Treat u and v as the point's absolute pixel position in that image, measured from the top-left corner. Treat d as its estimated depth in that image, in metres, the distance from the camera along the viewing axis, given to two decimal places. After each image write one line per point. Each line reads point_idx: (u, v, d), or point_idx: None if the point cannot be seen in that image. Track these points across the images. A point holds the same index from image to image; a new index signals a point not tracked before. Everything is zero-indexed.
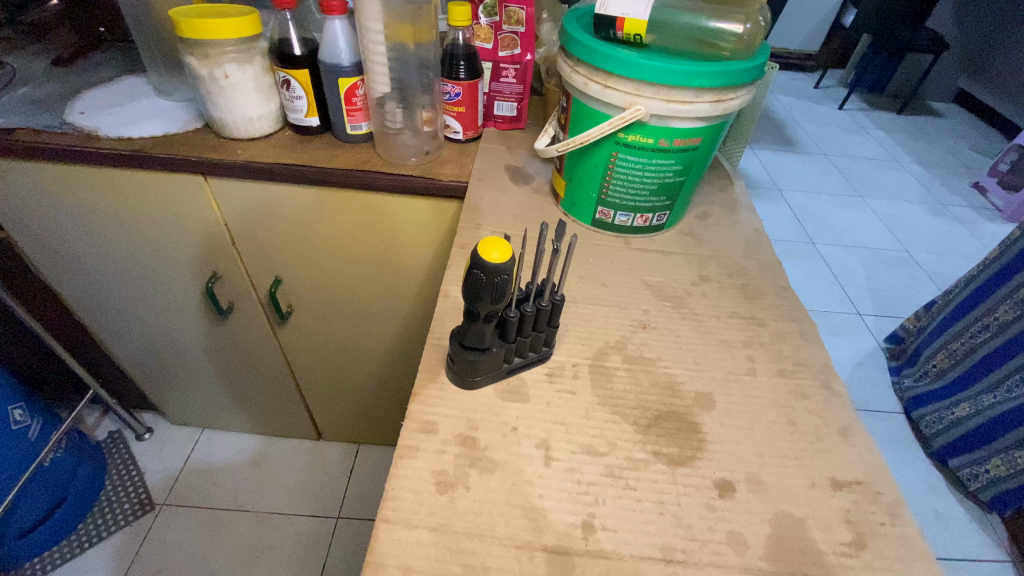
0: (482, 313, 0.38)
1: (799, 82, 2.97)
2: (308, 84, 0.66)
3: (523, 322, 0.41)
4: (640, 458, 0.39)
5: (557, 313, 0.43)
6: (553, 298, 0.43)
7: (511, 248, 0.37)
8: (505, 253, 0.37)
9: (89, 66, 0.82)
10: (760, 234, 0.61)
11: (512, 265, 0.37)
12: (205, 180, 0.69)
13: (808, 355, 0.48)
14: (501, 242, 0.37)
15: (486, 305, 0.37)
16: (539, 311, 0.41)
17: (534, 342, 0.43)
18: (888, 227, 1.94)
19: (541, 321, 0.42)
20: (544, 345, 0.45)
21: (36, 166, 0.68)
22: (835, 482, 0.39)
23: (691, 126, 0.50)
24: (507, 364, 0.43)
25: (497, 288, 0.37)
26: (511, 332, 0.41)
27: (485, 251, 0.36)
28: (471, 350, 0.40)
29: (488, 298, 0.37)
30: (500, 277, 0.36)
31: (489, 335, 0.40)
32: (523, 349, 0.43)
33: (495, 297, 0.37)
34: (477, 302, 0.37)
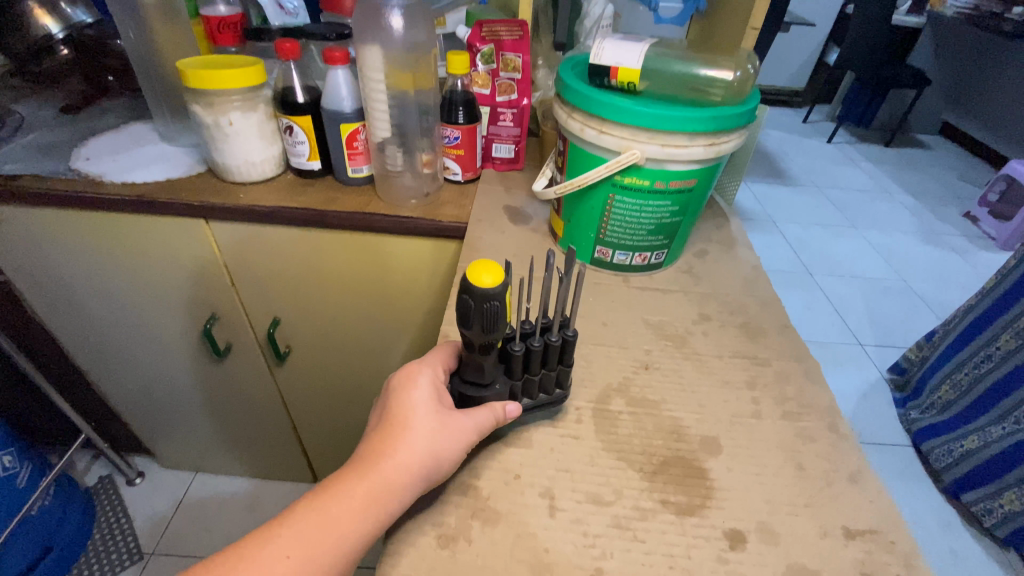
0: (477, 343, 0.37)
1: (788, 117, 3.08)
2: (310, 130, 0.68)
3: (527, 356, 0.40)
4: (646, 507, 0.38)
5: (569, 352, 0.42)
6: (564, 334, 0.42)
7: (502, 269, 0.36)
8: (497, 277, 0.35)
9: (97, 113, 0.84)
10: (758, 270, 0.62)
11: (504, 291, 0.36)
12: (207, 225, 0.70)
13: (813, 396, 0.47)
14: (495, 266, 0.36)
15: (477, 334, 0.36)
16: (546, 346, 0.41)
17: (545, 381, 0.42)
18: (884, 257, 1.96)
19: (551, 357, 0.41)
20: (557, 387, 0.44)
21: (40, 212, 0.69)
22: (847, 531, 0.37)
23: (686, 168, 0.50)
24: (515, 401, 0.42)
25: (490, 314, 0.36)
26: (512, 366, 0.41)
27: (476, 275, 0.35)
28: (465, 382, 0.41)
29: (479, 322, 0.36)
30: (489, 303, 0.35)
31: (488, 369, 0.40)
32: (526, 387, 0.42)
33: (485, 325, 0.36)
34: (469, 331, 0.36)
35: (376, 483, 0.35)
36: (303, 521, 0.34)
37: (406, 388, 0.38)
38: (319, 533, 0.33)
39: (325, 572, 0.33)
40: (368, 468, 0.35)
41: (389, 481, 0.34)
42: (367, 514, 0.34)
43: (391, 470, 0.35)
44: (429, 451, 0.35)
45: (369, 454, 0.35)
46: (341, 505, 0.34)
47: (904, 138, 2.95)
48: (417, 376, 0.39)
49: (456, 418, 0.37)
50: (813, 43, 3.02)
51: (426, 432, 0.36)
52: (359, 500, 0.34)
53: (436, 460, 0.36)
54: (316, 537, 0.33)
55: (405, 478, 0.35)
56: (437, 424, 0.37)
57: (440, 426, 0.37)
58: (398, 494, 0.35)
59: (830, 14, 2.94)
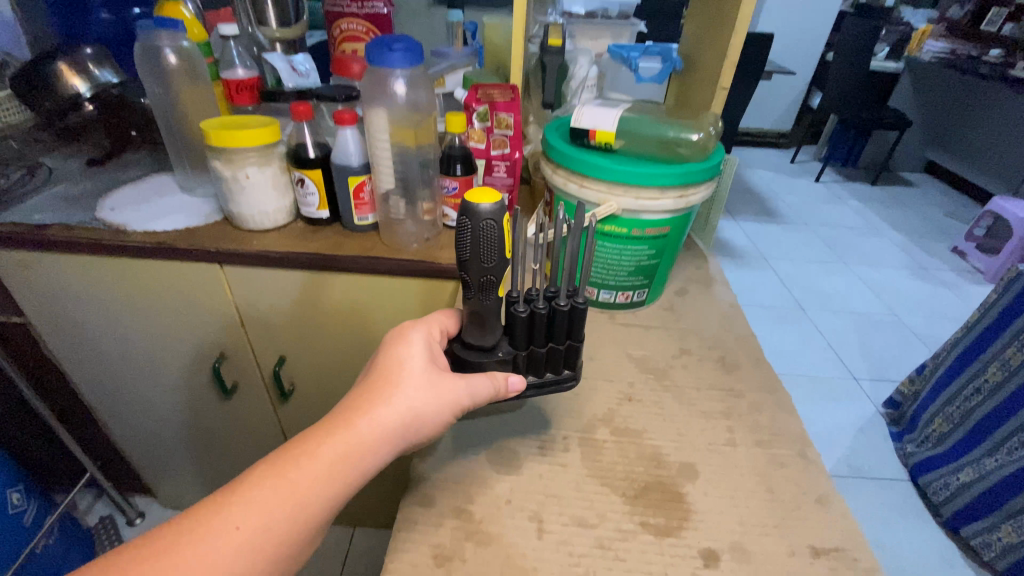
0: (473, 279, 0.42)
1: (776, 158, 3.20)
2: (320, 182, 0.74)
3: (533, 321, 0.45)
4: (628, 528, 0.41)
5: (578, 326, 0.46)
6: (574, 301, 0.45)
7: (501, 197, 0.40)
8: (493, 199, 0.39)
9: (120, 167, 0.91)
10: (735, 307, 0.66)
11: (499, 216, 0.40)
12: (221, 269, 0.75)
13: (784, 424, 0.51)
14: (493, 191, 0.40)
15: (475, 263, 0.41)
16: (553, 309, 0.44)
17: (553, 355, 0.47)
18: (874, 291, 2.01)
19: (559, 322, 0.45)
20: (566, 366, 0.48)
21: (65, 259, 0.74)
22: (814, 549, 0.40)
23: (659, 217, 0.56)
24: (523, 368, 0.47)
25: (483, 234, 0.40)
26: (521, 338, 0.45)
27: (475, 198, 0.39)
28: (472, 343, 0.45)
29: (476, 247, 0.40)
30: (484, 222, 0.39)
31: (489, 330, 0.45)
32: (533, 359, 0.47)
33: (483, 251, 0.40)
34: (469, 265, 0.41)
35: (350, 442, 0.37)
36: (276, 468, 0.36)
37: (395, 347, 0.42)
38: (288, 481, 0.36)
39: (292, 519, 0.35)
40: (348, 421, 0.38)
41: (368, 433, 0.38)
42: (340, 465, 0.37)
43: (368, 428, 0.38)
44: (410, 408, 0.39)
45: (351, 408, 0.39)
46: (312, 461, 0.36)
47: (889, 177, 3.06)
48: (408, 337, 0.43)
49: (437, 379, 0.41)
50: (796, 89, 3.16)
51: (407, 396, 0.39)
52: (333, 451, 0.37)
53: (411, 426, 0.39)
54: (285, 491, 0.35)
55: (382, 431, 0.38)
56: (424, 385, 0.40)
57: (425, 388, 0.40)
58: (370, 457, 0.38)
59: (810, 62, 3.10)
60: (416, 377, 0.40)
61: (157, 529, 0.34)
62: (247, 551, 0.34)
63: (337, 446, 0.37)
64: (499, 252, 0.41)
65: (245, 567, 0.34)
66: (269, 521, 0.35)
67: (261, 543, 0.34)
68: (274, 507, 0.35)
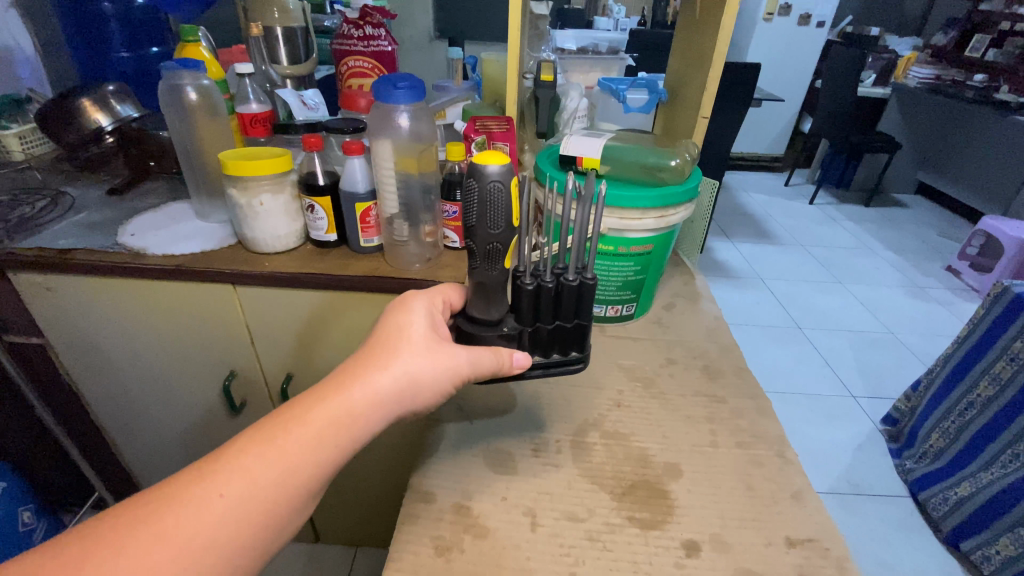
0: (481, 245, 0.46)
1: (771, 181, 3.27)
2: (329, 208, 0.79)
3: (540, 295, 0.48)
4: (615, 522, 0.44)
5: (586, 304, 0.49)
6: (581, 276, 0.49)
7: (511, 161, 0.45)
8: (501, 162, 0.44)
9: (139, 195, 0.95)
10: (719, 320, 0.70)
11: (505, 179, 0.44)
12: (234, 290, 0.79)
13: (764, 428, 0.54)
14: (500, 155, 0.44)
15: (484, 225, 0.45)
16: (558, 282, 0.48)
17: (560, 330, 0.50)
18: (870, 310, 2.04)
19: (567, 295, 0.48)
20: (572, 343, 0.52)
21: (87, 281, 0.78)
22: (789, 540, 0.43)
23: (643, 236, 0.60)
24: (528, 342, 0.51)
25: (491, 194, 0.44)
26: (528, 312, 0.49)
27: (484, 161, 0.44)
28: (481, 315, 0.49)
29: (484, 207, 0.45)
30: (491, 184, 0.44)
31: (493, 305, 0.49)
32: (540, 334, 0.50)
33: (491, 212, 0.45)
34: (478, 229, 0.45)
35: (344, 407, 0.40)
36: (270, 432, 0.39)
37: (394, 318, 0.45)
38: (280, 446, 0.38)
39: (286, 479, 0.38)
40: (343, 387, 0.41)
41: (361, 399, 0.40)
42: (335, 428, 0.39)
43: (361, 395, 0.41)
44: (402, 375, 0.42)
45: (348, 375, 0.41)
46: (305, 426, 0.39)
47: (882, 198, 3.13)
48: (405, 309, 0.46)
49: (430, 349, 0.43)
50: (787, 115, 3.26)
51: (397, 365, 0.42)
52: (328, 415, 0.39)
53: (399, 394, 0.42)
54: (276, 455, 0.38)
55: (377, 397, 0.41)
56: (421, 354, 0.43)
57: (418, 357, 0.43)
58: (358, 423, 0.40)
59: (800, 89, 3.20)
60: (404, 347, 0.43)
61: (148, 489, 0.36)
62: (236, 510, 0.36)
63: (326, 412, 0.39)
64: (506, 216, 0.45)
65: (236, 527, 0.36)
66: (259, 481, 0.37)
67: (251, 504, 0.36)
68: (263, 468, 0.37)
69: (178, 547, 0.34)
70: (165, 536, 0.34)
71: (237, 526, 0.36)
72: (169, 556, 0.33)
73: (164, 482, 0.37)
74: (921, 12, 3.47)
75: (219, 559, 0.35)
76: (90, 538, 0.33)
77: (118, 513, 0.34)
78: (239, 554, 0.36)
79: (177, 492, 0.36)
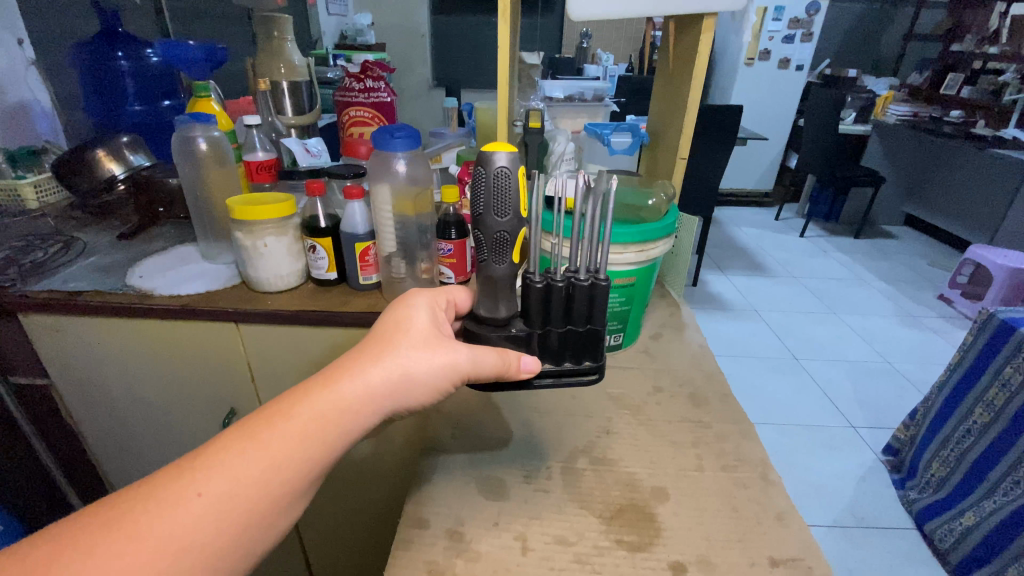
0: (486, 236, 0.50)
1: (761, 216, 3.36)
2: (330, 248, 0.83)
3: (550, 296, 0.49)
4: (604, 545, 0.46)
5: (598, 310, 0.49)
6: (592, 276, 0.49)
7: (516, 151, 0.47)
8: (508, 151, 0.47)
9: (148, 238, 0.99)
10: (704, 348, 0.73)
11: (512, 168, 0.47)
12: (236, 327, 0.82)
13: (748, 451, 0.56)
14: (508, 146, 0.48)
15: (491, 216, 0.49)
16: (568, 282, 0.49)
17: (572, 335, 0.50)
18: (866, 340, 2.06)
19: (577, 295, 0.49)
20: (586, 353, 0.51)
21: (94, 322, 0.81)
22: (772, 560, 0.45)
23: (625, 268, 0.64)
24: (538, 348, 0.51)
25: (498, 181, 0.47)
26: (538, 316, 0.50)
27: (491, 150, 0.47)
28: (489, 313, 0.51)
29: (491, 194, 0.48)
30: (498, 172, 0.47)
31: (500, 305, 0.51)
32: (551, 341, 0.50)
33: (496, 202, 0.48)
34: (485, 219, 0.49)
35: (331, 401, 0.40)
36: (256, 428, 0.39)
37: (393, 314, 0.46)
38: (263, 442, 0.38)
39: (267, 476, 0.38)
40: (333, 381, 0.41)
41: (351, 393, 0.41)
42: (322, 423, 0.40)
43: (350, 390, 0.41)
44: (394, 370, 0.42)
45: (340, 370, 0.42)
46: (290, 422, 0.39)
47: (871, 230, 3.21)
48: (406, 307, 0.47)
49: (426, 345, 0.44)
50: (773, 152, 3.38)
51: (388, 360, 0.42)
52: (313, 410, 0.40)
53: (391, 391, 0.42)
54: (259, 452, 0.38)
55: (367, 391, 0.41)
56: (415, 349, 0.43)
57: (413, 352, 0.43)
58: (347, 418, 0.40)
59: (784, 128, 3.33)
60: (397, 343, 0.43)
61: (131, 486, 0.37)
62: (218, 507, 0.36)
63: (312, 409, 0.40)
64: (513, 205, 0.48)
65: (214, 525, 0.36)
66: (242, 477, 0.37)
67: (230, 503, 0.36)
68: (247, 465, 0.37)
69: (152, 546, 0.34)
70: (140, 534, 0.34)
71: (218, 524, 0.36)
72: (145, 553, 0.33)
73: (147, 479, 0.37)
74: (895, 54, 3.65)
75: (199, 557, 0.35)
76: (70, 537, 0.34)
77: (97, 512, 0.35)
78: (219, 554, 0.36)
79: (157, 489, 0.36)
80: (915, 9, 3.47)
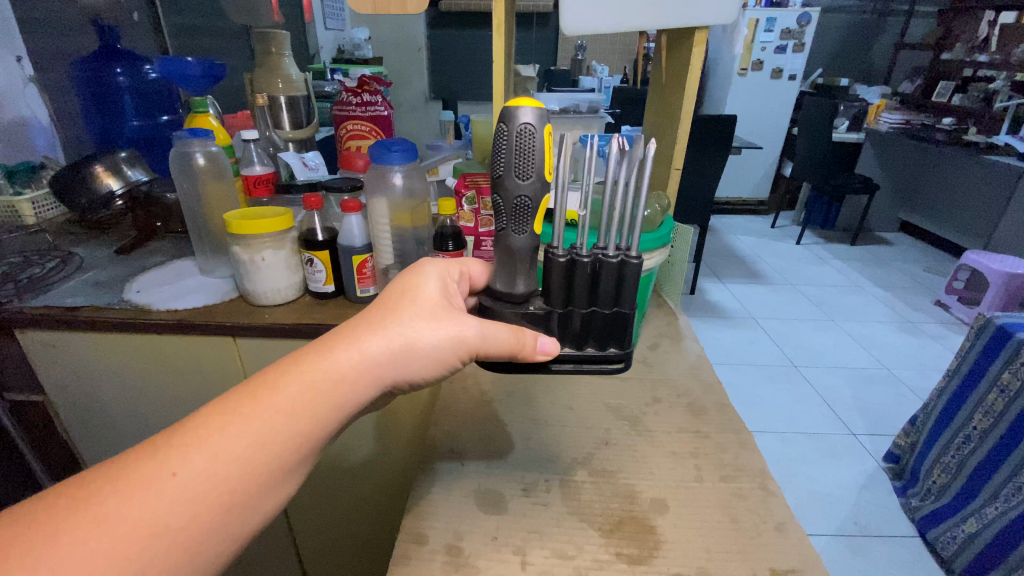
0: (507, 203, 0.47)
1: (757, 224, 3.38)
2: (327, 262, 0.83)
3: (575, 273, 0.48)
4: (603, 559, 0.45)
5: (626, 290, 0.48)
6: (619, 255, 0.47)
7: (543, 108, 0.45)
8: (534, 108, 0.44)
9: (146, 253, 0.99)
10: (701, 358, 0.73)
11: (538, 126, 0.44)
12: (234, 341, 0.82)
13: (747, 461, 0.56)
14: (534, 102, 0.45)
15: (513, 178, 0.46)
16: (594, 260, 0.47)
17: (594, 316, 0.49)
18: (865, 347, 2.06)
19: (602, 274, 0.47)
20: (612, 337, 0.49)
21: (91, 337, 0.81)
22: (773, 571, 0.44)
23: None
24: (558, 329, 0.50)
25: (522, 139, 0.44)
26: (559, 295, 0.49)
27: (516, 105, 0.44)
28: (506, 290, 0.50)
29: (515, 154, 0.45)
30: (521, 128, 0.44)
31: (518, 282, 0.49)
32: (572, 323, 0.49)
33: (520, 163, 0.45)
34: (506, 184, 0.46)
35: (328, 372, 0.39)
36: (248, 397, 0.37)
37: (397, 285, 0.45)
38: (256, 411, 0.37)
39: (260, 447, 0.36)
40: (331, 351, 0.40)
41: (350, 363, 0.40)
42: (319, 394, 0.38)
43: (348, 361, 0.40)
44: (394, 341, 0.41)
45: (338, 340, 0.41)
46: (285, 392, 0.38)
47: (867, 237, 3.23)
48: (411, 277, 0.45)
49: (430, 315, 0.43)
50: (767, 161, 3.41)
51: (389, 330, 0.41)
52: (310, 381, 0.38)
53: (390, 361, 0.41)
54: (252, 422, 0.37)
55: (365, 362, 0.40)
56: (417, 320, 0.42)
57: (415, 322, 0.42)
58: (345, 389, 0.39)
59: (778, 137, 3.36)
60: (398, 312, 0.42)
61: (112, 457, 0.35)
62: (208, 478, 0.35)
63: (308, 379, 0.38)
64: (538, 166, 0.45)
65: (204, 495, 0.34)
66: (234, 447, 0.36)
67: (221, 474, 0.35)
68: (238, 433, 0.36)
69: (137, 518, 0.32)
70: (125, 505, 0.32)
71: (208, 495, 0.34)
72: (131, 525, 0.32)
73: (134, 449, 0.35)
74: (886, 63, 3.70)
75: (186, 530, 0.34)
76: (47, 510, 0.32)
77: (76, 484, 0.33)
78: (209, 528, 0.34)
79: (142, 460, 0.34)
80: (905, 19, 3.52)
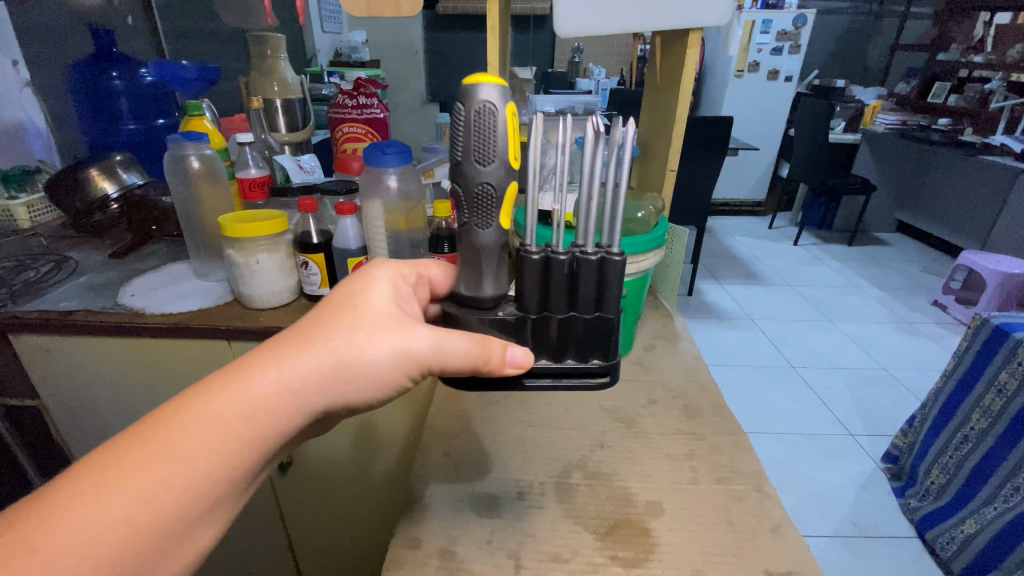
0: (468, 188, 0.45)
1: (755, 225, 3.38)
2: (323, 265, 0.82)
3: (549, 275, 0.46)
4: (598, 562, 0.45)
5: (608, 293, 0.46)
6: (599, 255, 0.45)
7: (505, 83, 0.43)
8: (493, 82, 0.43)
9: (140, 256, 0.98)
10: (698, 360, 0.73)
11: (496, 103, 0.43)
12: (228, 344, 0.82)
13: (743, 463, 0.56)
14: (495, 78, 0.43)
15: (472, 162, 0.44)
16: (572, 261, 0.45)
17: (572, 322, 0.47)
18: (863, 347, 2.07)
19: (582, 277, 0.45)
20: (598, 345, 0.47)
21: (84, 341, 0.80)
22: (769, 573, 0.44)
23: None
24: (533, 334, 0.48)
25: (480, 117, 0.43)
26: (534, 299, 0.47)
27: (476, 81, 0.43)
28: (473, 292, 0.48)
29: (473, 134, 0.44)
30: (478, 105, 0.43)
31: (487, 284, 0.48)
32: (549, 329, 0.47)
33: (479, 143, 0.44)
34: (466, 168, 0.45)
35: (257, 394, 0.36)
36: (163, 428, 0.34)
37: (336, 295, 0.41)
38: (173, 443, 0.33)
39: (182, 481, 0.33)
40: (259, 372, 0.36)
41: (282, 383, 0.36)
42: (248, 418, 0.35)
43: (279, 381, 0.36)
44: (332, 358, 0.38)
45: (267, 358, 0.37)
46: (208, 418, 0.34)
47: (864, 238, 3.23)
48: (351, 286, 0.41)
49: (375, 327, 0.39)
50: (764, 162, 3.42)
51: (324, 347, 0.38)
52: (236, 405, 0.35)
53: (328, 379, 0.37)
54: (170, 455, 0.33)
55: (300, 381, 0.37)
56: (358, 334, 0.39)
57: (356, 337, 0.39)
58: (276, 412, 0.36)
59: (775, 138, 3.37)
60: (335, 324, 0.39)
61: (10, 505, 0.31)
62: (121, 522, 0.31)
63: (234, 405, 0.35)
64: (498, 147, 0.44)
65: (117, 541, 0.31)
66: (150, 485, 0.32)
67: (137, 515, 0.32)
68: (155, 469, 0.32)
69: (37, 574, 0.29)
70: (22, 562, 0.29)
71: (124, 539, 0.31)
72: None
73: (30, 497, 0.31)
74: (881, 64, 3.71)
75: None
76: None
77: None
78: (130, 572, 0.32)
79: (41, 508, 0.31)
80: (899, 21, 3.54)
